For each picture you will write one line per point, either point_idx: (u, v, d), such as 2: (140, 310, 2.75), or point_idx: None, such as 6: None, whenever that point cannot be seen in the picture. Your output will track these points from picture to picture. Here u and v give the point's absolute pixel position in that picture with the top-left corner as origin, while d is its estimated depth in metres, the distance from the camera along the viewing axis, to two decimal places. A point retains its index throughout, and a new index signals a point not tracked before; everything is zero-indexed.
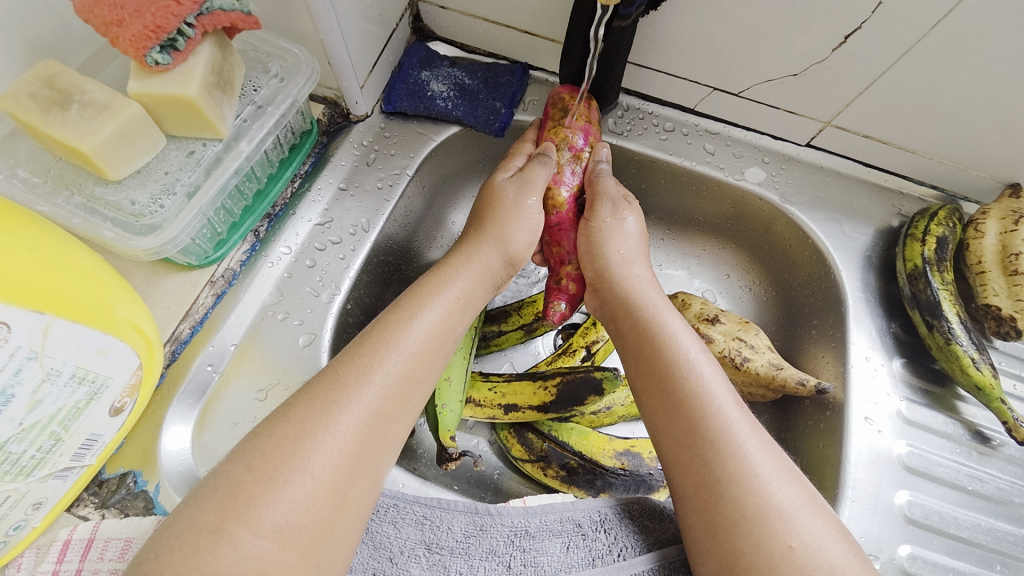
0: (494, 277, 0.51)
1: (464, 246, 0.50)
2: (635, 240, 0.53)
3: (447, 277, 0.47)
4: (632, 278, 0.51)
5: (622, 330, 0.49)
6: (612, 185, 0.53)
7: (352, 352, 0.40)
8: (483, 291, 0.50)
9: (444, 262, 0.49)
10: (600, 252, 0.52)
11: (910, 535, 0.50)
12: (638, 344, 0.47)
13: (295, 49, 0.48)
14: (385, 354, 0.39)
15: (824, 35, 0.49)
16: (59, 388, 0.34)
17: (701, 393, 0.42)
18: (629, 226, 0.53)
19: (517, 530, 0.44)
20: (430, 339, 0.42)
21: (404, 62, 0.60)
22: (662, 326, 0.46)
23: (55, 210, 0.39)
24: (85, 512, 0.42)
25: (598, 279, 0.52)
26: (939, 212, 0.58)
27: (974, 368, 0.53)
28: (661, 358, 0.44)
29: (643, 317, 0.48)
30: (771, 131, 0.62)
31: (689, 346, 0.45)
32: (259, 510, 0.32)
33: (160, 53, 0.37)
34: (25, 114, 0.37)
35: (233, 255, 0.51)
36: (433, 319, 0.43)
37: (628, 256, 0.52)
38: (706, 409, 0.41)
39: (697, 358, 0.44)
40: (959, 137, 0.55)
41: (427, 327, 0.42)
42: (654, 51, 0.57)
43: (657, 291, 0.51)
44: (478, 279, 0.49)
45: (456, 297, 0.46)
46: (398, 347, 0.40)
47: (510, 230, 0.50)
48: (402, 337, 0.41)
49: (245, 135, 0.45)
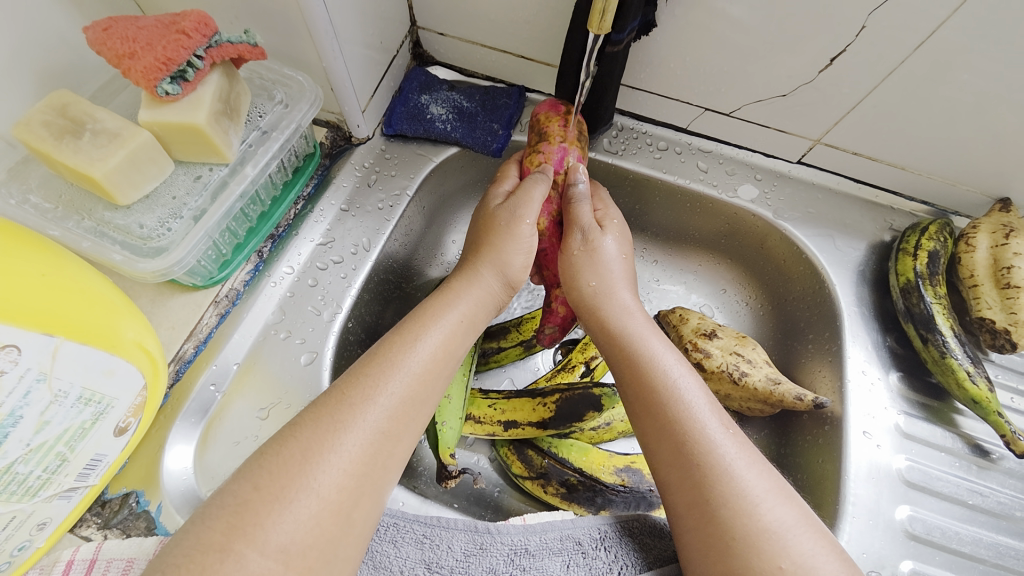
0: (495, 299, 0.51)
1: (466, 270, 0.51)
2: (612, 264, 0.53)
3: (450, 300, 0.48)
4: (615, 303, 0.51)
5: (608, 354, 0.49)
6: (585, 212, 0.53)
7: (357, 373, 0.40)
8: (485, 313, 0.50)
9: (449, 284, 0.50)
10: (574, 284, 0.52)
11: (912, 551, 0.50)
12: (624, 368, 0.47)
13: (299, 77, 0.50)
14: (390, 376, 0.40)
15: (811, 58, 0.51)
16: (66, 408, 0.35)
17: (686, 416, 0.42)
18: (603, 252, 0.52)
19: (516, 548, 0.44)
20: (434, 360, 0.43)
21: (405, 86, 0.62)
22: (648, 349, 0.47)
23: (65, 235, 0.41)
24: (88, 533, 0.43)
25: (579, 307, 0.52)
26: (930, 227, 0.59)
27: (970, 382, 0.53)
28: (646, 382, 0.45)
29: (627, 341, 0.48)
30: (763, 150, 0.64)
31: (674, 368, 0.46)
32: (265, 529, 0.32)
33: (170, 84, 0.39)
34: (39, 142, 0.38)
35: (236, 275, 0.52)
36: (436, 341, 0.44)
37: (602, 285, 0.52)
38: (692, 432, 0.41)
39: (683, 380, 0.45)
40: (946, 153, 0.56)
41: (431, 348, 0.43)
42: (646, 74, 0.59)
43: (641, 315, 0.51)
44: (479, 304, 0.49)
45: (458, 320, 0.46)
46: (403, 369, 0.41)
47: (506, 253, 0.50)
48: (407, 358, 0.41)
49: (250, 160, 0.46)
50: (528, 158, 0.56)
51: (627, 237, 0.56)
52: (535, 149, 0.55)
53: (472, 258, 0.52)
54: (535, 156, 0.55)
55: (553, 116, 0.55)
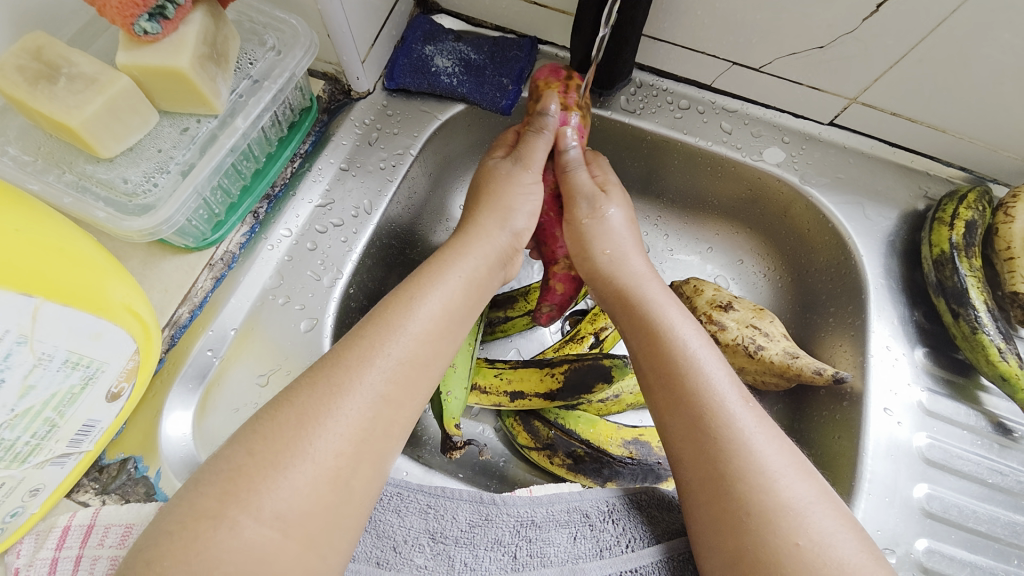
0: (497, 255, 0.48)
1: (467, 228, 0.48)
2: (621, 232, 0.51)
3: (450, 259, 0.45)
4: (630, 270, 0.49)
5: (623, 322, 0.47)
6: (582, 179, 0.51)
7: (355, 334, 0.38)
8: (488, 270, 0.47)
9: (449, 243, 0.48)
10: (588, 253, 0.50)
11: (927, 529, 0.49)
12: (639, 338, 0.45)
13: (292, 20, 0.46)
14: (387, 338, 0.38)
15: (854, 4, 0.46)
16: (51, 373, 0.33)
17: (704, 388, 0.40)
18: (612, 220, 0.51)
19: (522, 520, 0.43)
20: (435, 323, 0.40)
21: (407, 36, 0.58)
22: (663, 318, 0.45)
23: (46, 188, 0.38)
24: (86, 498, 0.42)
25: (592, 277, 0.50)
26: (968, 194, 0.55)
27: (1000, 359, 0.51)
28: (661, 353, 0.43)
29: (642, 311, 0.46)
30: (792, 109, 0.59)
31: (691, 338, 0.43)
32: (259, 496, 0.31)
33: (148, 21, 0.35)
34: (12, 88, 0.35)
35: (231, 237, 0.49)
36: (438, 300, 0.41)
37: (616, 253, 0.50)
38: (709, 404, 0.39)
39: (700, 352, 0.42)
40: (995, 113, 0.51)
41: (432, 309, 0.41)
42: (670, 23, 0.54)
43: (656, 281, 0.48)
44: (483, 260, 0.46)
45: (460, 281, 0.44)
46: (401, 330, 0.39)
47: (508, 201, 0.49)
48: (406, 319, 0.39)
49: (241, 111, 0.43)
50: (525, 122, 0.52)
51: (630, 204, 0.54)
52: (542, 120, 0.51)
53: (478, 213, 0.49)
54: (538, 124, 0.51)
55: (552, 78, 0.50)
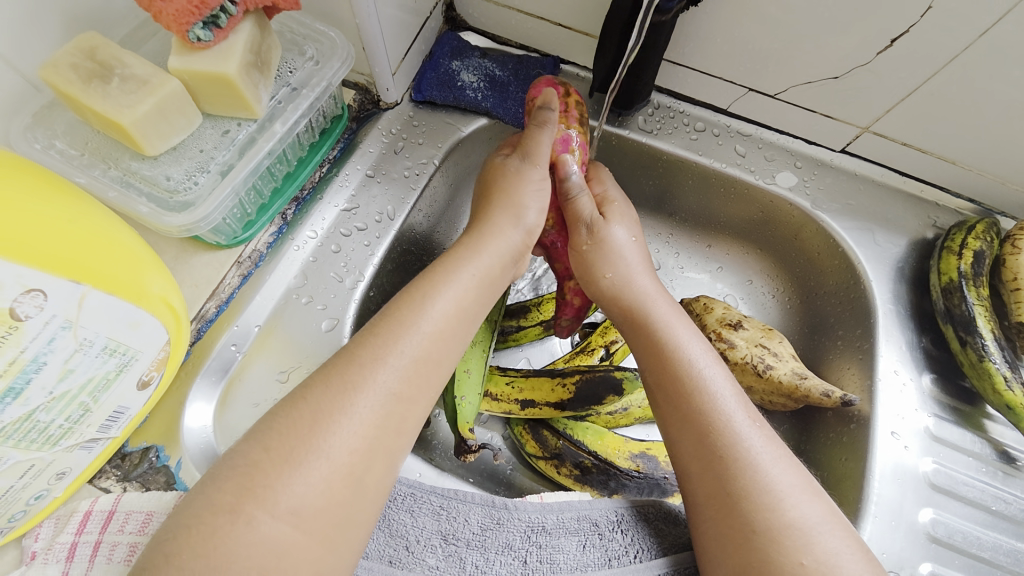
0: (510, 253, 0.48)
1: (478, 225, 0.49)
2: (625, 251, 0.51)
3: (463, 256, 0.46)
4: (636, 289, 0.50)
5: (631, 341, 0.48)
6: (586, 203, 0.51)
7: (369, 331, 0.39)
8: (501, 267, 0.47)
9: (461, 241, 0.48)
10: (591, 278, 0.51)
11: (932, 554, 0.49)
12: (647, 356, 0.46)
13: (331, 32, 0.48)
14: (402, 335, 0.39)
15: (868, 38, 0.48)
16: (90, 358, 0.34)
17: (710, 407, 0.41)
18: (616, 239, 0.51)
19: (533, 526, 0.44)
20: (447, 322, 0.41)
21: (435, 52, 0.60)
22: (670, 337, 0.46)
23: (92, 182, 0.40)
24: (107, 485, 0.43)
25: (599, 297, 0.51)
26: (977, 225, 0.56)
27: (1006, 388, 0.51)
28: (669, 371, 0.44)
29: (652, 328, 0.47)
30: (805, 136, 0.61)
31: (697, 357, 0.44)
32: (276, 492, 0.32)
33: (202, 29, 0.37)
34: (66, 85, 0.37)
35: (259, 237, 0.51)
36: (452, 299, 0.42)
37: (619, 274, 0.50)
38: (714, 423, 0.40)
39: (706, 370, 0.43)
40: (1004, 147, 0.53)
41: (445, 307, 0.41)
42: (690, 49, 0.56)
43: (666, 300, 0.49)
44: (495, 258, 0.47)
45: (473, 278, 0.44)
46: (415, 328, 0.39)
47: (520, 198, 0.49)
48: (418, 316, 0.40)
49: (279, 116, 0.45)
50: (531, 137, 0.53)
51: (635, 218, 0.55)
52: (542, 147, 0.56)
53: (485, 210, 0.50)
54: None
55: (559, 97, 0.52)
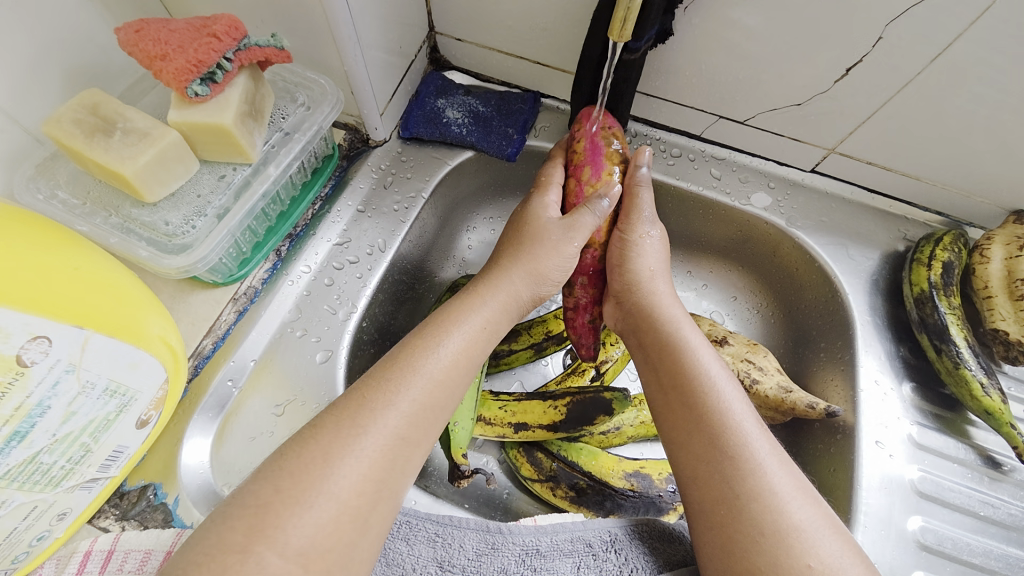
0: (517, 310, 0.51)
1: (491, 275, 0.51)
2: (660, 258, 0.53)
3: (473, 305, 0.48)
4: (658, 293, 0.52)
5: (645, 342, 0.50)
6: (647, 200, 0.53)
7: (378, 374, 0.41)
8: (507, 320, 0.50)
9: (472, 288, 0.50)
10: (626, 267, 0.52)
11: (924, 562, 0.50)
12: (661, 357, 0.48)
13: (322, 80, 0.51)
14: (411, 380, 0.40)
15: (826, 68, 0.51)
16: (92, 400, 0.35)
17: (722, 408, 0.43)
18: (655, 244, 0.54)
19: (528, 549, 0.44)
20: (455, 366, 0.43)
21: (421, 91, 0.63)
22: (685, 340, 0.48)
23: (93, 230, 0.42)
24: (106, 524, 0.43)
25: (622, 291, 0.52)
26: (944, 237, 0.59)
27: (983, 393, 0.53)
28: (682, 372, 0.45)
29: (666, 333, 0.48)
30: (776, 158, 0.64)
31: (709, 361, 0.46)
32: (285, 532, 0.32)
33: (199, 85, 0.40)
34: (70, 140, 0.39)
35: (255, 274, 0.53)
36: (458, 346, 0.44)
37: (654, 272, 0.53)
38: (726, 424, 0.42)
39: (718, 374, 0.45)
40: (963, 162, 0.56)
41: (453, 353, 0.44)
42: (662, 81, 0.59)
43: (680, 308, 0.51)
44: (503, 309, 0.49)
45: (481, 327, 0.47)
46: (423, 373, 0.41)
47: (545, 260, 0.51)
48: (429, 362, 0.42)
49: (273, 160, 0.47)
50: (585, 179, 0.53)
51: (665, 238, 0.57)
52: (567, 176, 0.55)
53: (504, 262, 0.52)
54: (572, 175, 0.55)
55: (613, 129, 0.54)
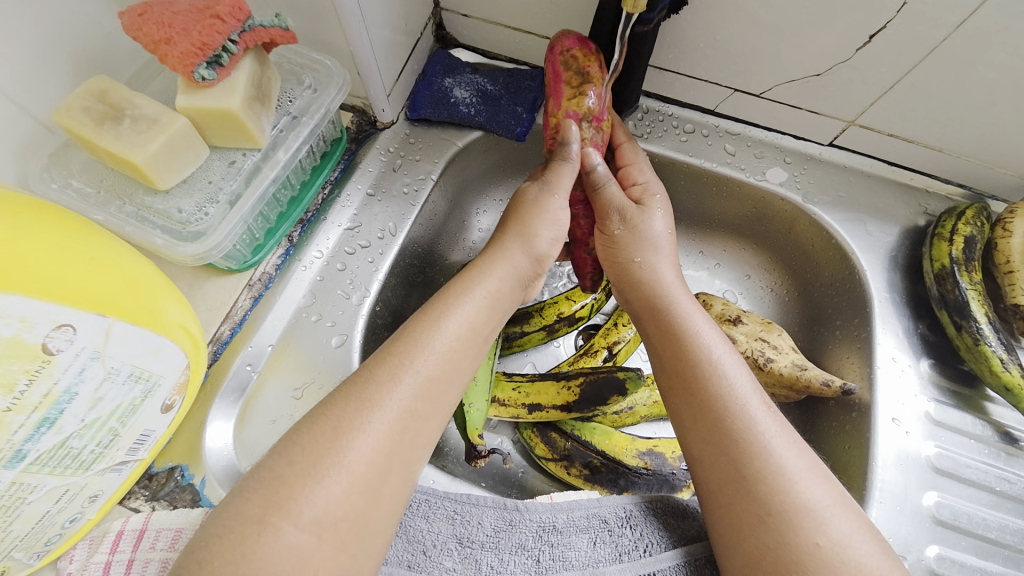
0: (521, 275, 0.50)
1: (492, 246, 0.50)
2: (659, 243, 0.52)
3: (474, 278, 0.47)
4: (661, 280, 0.50)
5: (649, 329, 0.49)
6: (615, 193, 0.51)
7: (385, 351, 0.41)
8: (511, 288, 0.49)
9: (473, 263, 0.50)
10: (620, 260, 0.52)
11: (938, 536, 0.50)
12: (664, 344, 0.47)
13: (327, 61, 0.51)
14: (415, 355, 0.40)
15: (848, 36, 0.49)
16: (117, 386, 0.36)
17: (726, 392, 0.42)
18: (649, 230, 0.52)
19: (545, 525, 0.45)
20: (459, 340, 0.43)
21: (428, 70, 0.62)
22: (689, 325, 0.47)
23: (108, 219, 0.42)
24: (137, 504, 0.45)
25: (624, 280, 0.52)
26: (966, 211, 0.57)
27: (1003, 369, 0.52)
28: (687, 358, 0.45)
29: (669, 318, 0.48)
30: (793, 132, 0.62)
31: (715, 345, 0.46)
32: (300, 503, 0.33)
33: (205, 69, 0.39)
34: (80, 128, 0.39)
35: (268, 259, 0.53)
36: (463, 319, 0.44)
37: (650, 262, 0.51)
38: (730, 408, 0.41)
39: (723, 358, 0.45)
40: (989, 132, 0.54)
41: (457, 327, 0.43)
42: (675, 54, 0.57)
43: (686, 294, 0.50)
44: (506, 278, 0.48)
45: (484, 298, 0.46)
46: (428, 349, 0.41)
47: (533, 226, 0.50)
48: (432, 338, 0.42)
49: (282, 145, 0.47)
50: (564, 102, 0.50)
51: (670, 213, 0.55)
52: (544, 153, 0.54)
53: (498, 234, 0.51)
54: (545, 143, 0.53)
55: (590, 54, 0.49)
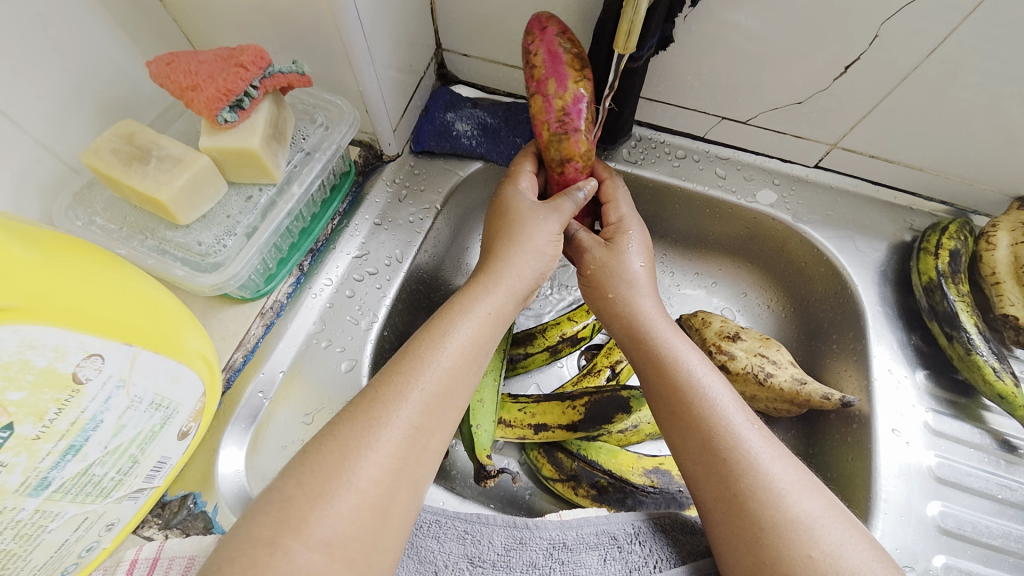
0: (524, 290, 0.51)
1: (492, 263, 0.50)
2: (639, 274, 0.53)
3: (476, 294, 0.48)
4: (641, 305, 0.52)
5: (633, 356, 0.51)
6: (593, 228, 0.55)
7: (390, 370, 0.42)
8: (514, 304, 0.50)
9: (475, 278, 0.50)
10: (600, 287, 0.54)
11: (945, 546, 0.50)
12: (649, 368, 0.48)
13: (338, 101, 0.54)
14: (421, 371, 0.41)
15: (825, 66, 0.53)
16: (139, 414, 0.38)
17: (710, 412, 0.44)
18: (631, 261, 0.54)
19: (555, 543, 0.46)
20: (463, 355, 0.44)
21: (430, 105, 0.64)
22: (671, 350, 0.48)
23: (131, 252, 0.44)
24: (150, 533, 0.45)
25: (604, 306, 0.54)
26: (949, 226, 0.60)
27: (996, 377, 0.54)
28: (671, 381, 0.46)
29: (650, 344, 0.49)
30: (780, 155, 0.66)
31: (697, 367, 0.47)
32: (310, 524, 0.34)
33: (228, 112, 0.42)
34: (108, 168, 0.41)
35: (280, 288, 0.55)
36: (465, 336, 0.45)
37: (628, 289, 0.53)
38: (716, 428, 0.43)
39: (705, 379, 0.46)
40: (965, 152, 0.57)
41: (460, 343, 0.44)
42: (664, 86, 0.61)
43: (667, 319, 0.52)
44: (509, 293, 0.49)
45: (486, 314, 0.47)
46: (433, 364, 0.42)
47: (535, 239, 0.51)
48: (438, 354, 0.43)
49: (296, 179, 0.49)
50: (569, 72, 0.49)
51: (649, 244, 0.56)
52: (555, 140, 0.51)
53: (492, 249, 0.52)
54: (551, 129, 0.51)
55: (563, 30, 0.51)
